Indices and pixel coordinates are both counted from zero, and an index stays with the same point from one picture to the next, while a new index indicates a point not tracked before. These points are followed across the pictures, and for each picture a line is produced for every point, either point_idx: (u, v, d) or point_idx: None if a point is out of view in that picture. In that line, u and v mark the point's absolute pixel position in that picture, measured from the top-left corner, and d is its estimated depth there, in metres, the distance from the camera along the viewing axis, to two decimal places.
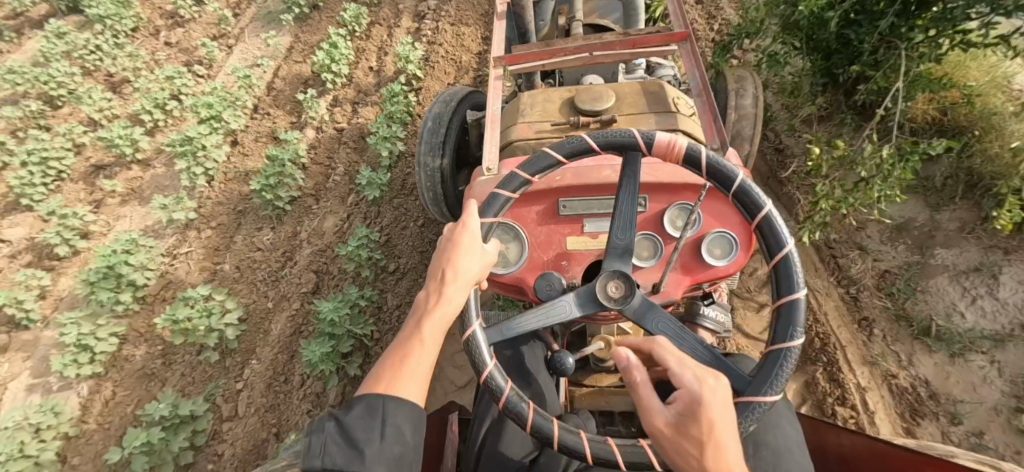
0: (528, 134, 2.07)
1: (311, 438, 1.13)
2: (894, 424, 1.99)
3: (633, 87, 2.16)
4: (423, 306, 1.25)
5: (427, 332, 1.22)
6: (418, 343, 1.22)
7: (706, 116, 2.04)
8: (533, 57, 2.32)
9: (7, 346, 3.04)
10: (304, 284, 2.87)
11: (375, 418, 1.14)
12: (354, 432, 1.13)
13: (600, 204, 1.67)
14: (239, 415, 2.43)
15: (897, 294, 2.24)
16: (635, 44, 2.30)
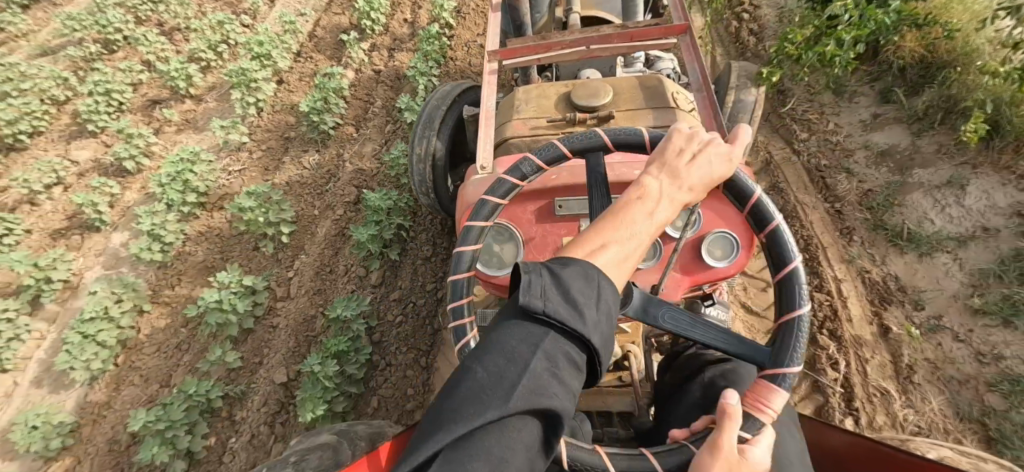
0: (523, 131, 2.04)
1: (528, 274, 0.86)
2: (865, 309, 2.25)
3: (630, 81, 2.12)
4: (654, 184, 0.99)
5: (648, 215, 0.96)
6: (634, 218, 0.94)
7: (707, 111, 2.01)
8: (527, 50, 2.34)
9: (82, 244, 3.43)
10: (346, 195, 3.21)
11: (593, 284, 0.86)
12: (574, 284, 0.85)
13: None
14: (291, 296, 2.78)
15: (877, 208, 2.52)
16: (633, 37, 2.33)
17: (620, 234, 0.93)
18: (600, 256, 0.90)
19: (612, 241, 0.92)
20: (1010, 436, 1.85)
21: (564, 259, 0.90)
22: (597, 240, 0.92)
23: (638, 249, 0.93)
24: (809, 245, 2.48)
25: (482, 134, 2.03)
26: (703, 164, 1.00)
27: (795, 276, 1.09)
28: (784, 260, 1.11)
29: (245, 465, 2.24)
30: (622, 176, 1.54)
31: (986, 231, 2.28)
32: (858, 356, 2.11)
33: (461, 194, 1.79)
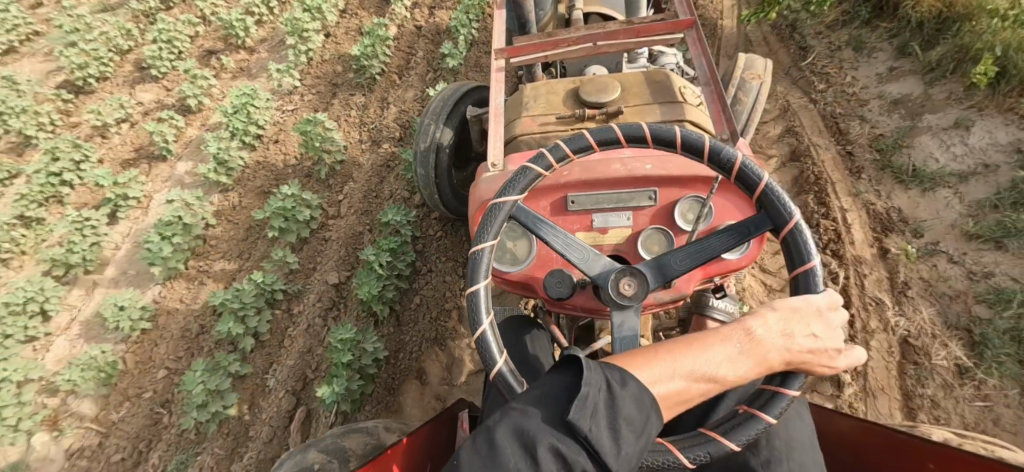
0: (533, 128, 2.03)
1: (587, 390, 0.92)
2: (867, 235, 2.45)
3: (636, 77, 2.11)
4: (744, 333, 1.07)
5: (720, 356, 1.04)
6: (710, 351, 1.05)
7: (714, 104, 2.03)
8: (534, 48, 2.34)
9: (151, 170, 3.76)
10: (392, 133, 3.50)
11: (640, 412, 0.95)
12: (623, 411, 0.93)
13: (609, 197, 1.55)
14: (342, 215, 3.09)
15: (886, 150, 2.70)
16: (640, 33, 2.32)
17: (695, 366, 1.03)
18: (661, 379, 1.01)
19: (677, 369, 1.02)
20: (992, 339, 2.04)
21: (630, 374, 1.00)
22: (671, 362, 1.03)
23: (698, 386, 1.02)
24: (820, 179, 2.67)
25: (492, 132, 2.02)
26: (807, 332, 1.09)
27: (781, 397, 1.06)
28: (786, 383, 1.08)
29: (303, 349, 2.54)
30: (633, 172, 1.53)
31: (987, 168, 2.46)
32: (857, 273, 2.32)
33: (472, 192, 1.77)
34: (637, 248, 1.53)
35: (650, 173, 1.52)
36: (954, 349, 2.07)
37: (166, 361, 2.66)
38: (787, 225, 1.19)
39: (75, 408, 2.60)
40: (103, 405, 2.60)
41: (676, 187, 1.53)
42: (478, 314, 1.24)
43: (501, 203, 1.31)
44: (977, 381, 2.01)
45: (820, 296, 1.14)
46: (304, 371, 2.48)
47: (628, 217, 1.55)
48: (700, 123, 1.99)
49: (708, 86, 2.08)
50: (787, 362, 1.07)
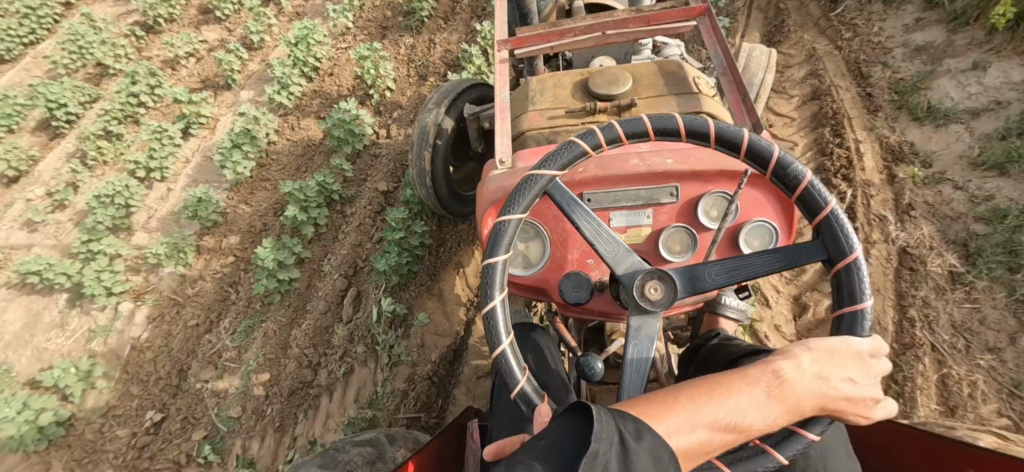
0: (541, 123, 1.93)
1: (597, 446, 0.83)
2: (879, 163, 2.63)
3: (647, 67, 2.02)
4: (774, 375, 0.96)
5: (748, 405, 0.94)
6: (735, 398, 0.94)
7: (733, 95, 1.94)
8: (540, 39, 2.23)
9: (218, 96, 4.10)
10: (440, 70, 3.78)
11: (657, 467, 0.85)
12: (639, 469, 0.84)
13: (628, 194, 1.44)
14: (392, 136, 3.39)
15: (904, 91, 2.85)
16: (650, 21, 2.22)
17: (717, 415, 0.93)
18: (681, 426, 0.92)
19: (699, 418, 0.93)
20: (986, 250, 2.22)
21: (648, 426, 0.90)
22: (692, 413, 0.93)
23: (722, 437, 0.92)
24: (837, 113, 2.85)
25: (499, 128, 1.89)
26: (846, 377, 0.98)
27: (799, 438, 0.98)
28: (807, 424, 0.99)
29: (355, 242, 2.83)
30: (654, 167, 1.42)
31: (999, 105, 2.61)
32: (865, 194, 2.52)
33: (479, 187, 1.58)
34: (658, 246, 1.43)
35: (670, 168, 1.41)
36: (950, 258, 2.25)
37: (237, 250, 3.01)
38: (846, 259, 1.10)
39: (158, 283, 2.96)
40: (182, 282, 2.94)
41: (698, 182, 1.43)
42: (491, 290, 1.22)
43: (538, 175, 1.24)
44: (969, 286, 2.20)
45: (863, 341, 1.02)
46: (356, 259, 2.77)
47: (649, 216, 1.44)
48: (715, 114, 1.92)
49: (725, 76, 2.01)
50: (820, 408, 0.96)
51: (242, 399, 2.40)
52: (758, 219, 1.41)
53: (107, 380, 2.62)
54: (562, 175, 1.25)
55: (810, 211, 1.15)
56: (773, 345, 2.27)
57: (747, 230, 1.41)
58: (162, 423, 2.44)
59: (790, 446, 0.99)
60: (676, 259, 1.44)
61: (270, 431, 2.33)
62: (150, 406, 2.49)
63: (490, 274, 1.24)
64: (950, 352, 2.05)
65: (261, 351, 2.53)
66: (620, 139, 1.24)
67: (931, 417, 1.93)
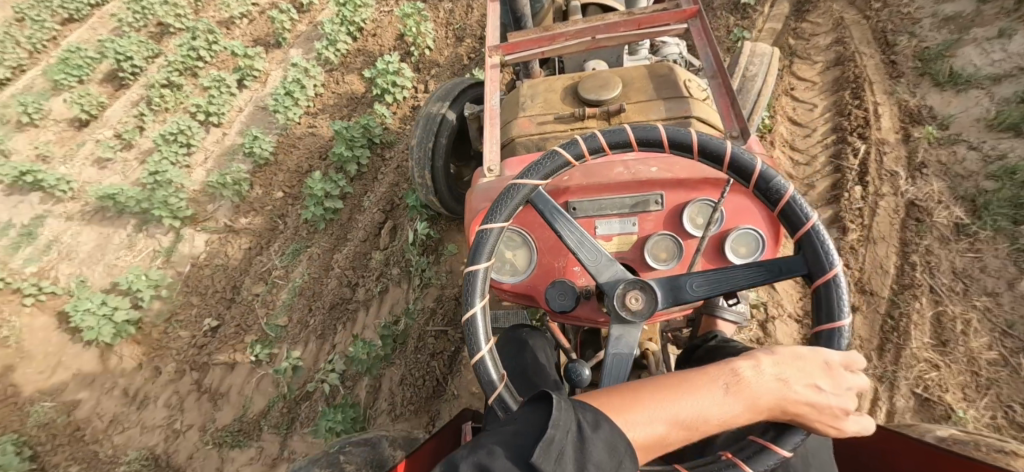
0: (531, 130, 1.89)
1: (552, 432, 0.88)
2: (896, 124, 2.72)
3: (638, 71, 1.99)
4: (734, 377, 1.00)
5: (706, 404, 0.98)
6: (693, 396, 0.99)
7: (723, 99, 1.89)
8: (530, 45, 2.16)
9: (269, 52, 4.37)
10: (478, 31, 3.94)
11: (610, 458, 0.90)
12: (593, 457, 0.89)
13: (612, 201, 1.44)
14: (429, 92, 3.62)
15: (928, 59, 2.90)
16: (641, 24, 2.16)
17: (674, 411, 0.98)
18: (639, 419, 0.97)
19: (658, 413, 0.98)
20: (993, 204, 2.31)
21: (607, 417, 0.96)
22: (655, 412, 0.98)
23: (678, 431, 0.97)
24: (858, 78, 2.94)
25: (488, 135, 1.86)
26: (812, 387, 0.99)
27: (769, 454, 1.01)
28: (778, 439, 1.02)
29: (392, 183, 3.05)
30: (638, 174, 1.44)
31: (1022, 70, 2.66)
32: (878, 151, 2.62)
33: (471, 195, 1.65)
34: (643, 254, 1.41)
35: (655, 175, 1.43)
36: (956, 210, 2.35)
37: (286, 186, 3.28)
38: (825, 275, 1.10)
39: (217, 213, 3.26)
40: (237, 214, 3.23)
41: (682, 190, 1.42)
42: (471, 296, 1.21)
43: (520, 184, 1.24)
44: (973, 237, 2.30)
45: (833, 352, 1.04)
46: (392, 196, 2.98)
47: (634, 224, 1.43)
48: (707, 120, 1.87)
49: (714, 80, 1.93)
50: (780, 410, 0.99)
51: (290, 310, 2.67)
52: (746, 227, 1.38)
53: (170, 292, 2.92)
54: (546, 185, 1.26)
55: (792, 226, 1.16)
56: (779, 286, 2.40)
57: (734, 237, 1.37)
58: (218, 329, 2.72)
59: (762, 458, 1.01)
60: (663, 266, 1.41)
61: (313, 339, 2.56)
62: (208, 314, 2.78)
63: (471, 284, 1.22)
64: (947, 294, 2.15)
65: (307, 271, 2.80)
66: (604, 150, 1.25)
67: (923, 349, 2.04)
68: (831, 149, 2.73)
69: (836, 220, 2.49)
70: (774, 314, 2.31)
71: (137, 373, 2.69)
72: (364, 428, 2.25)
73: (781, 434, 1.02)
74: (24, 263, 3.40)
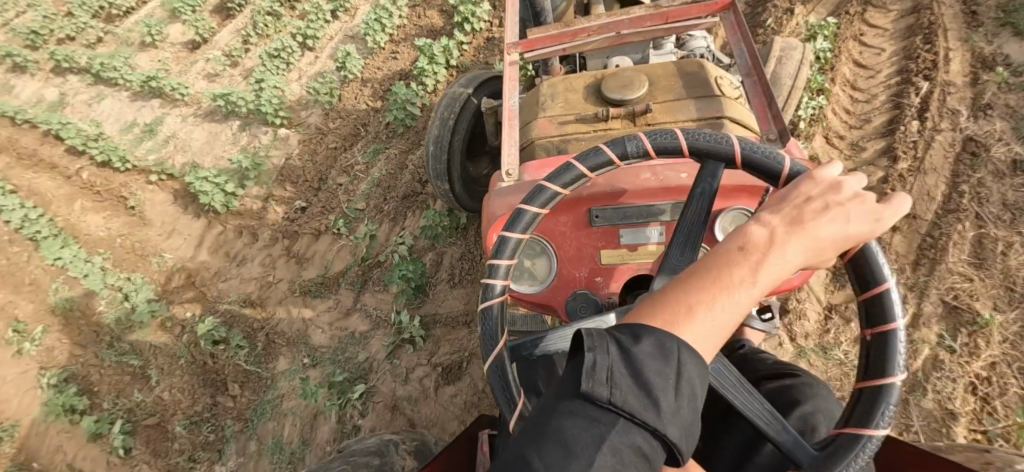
0: (550, 132, 1.84)
1: (590, 357, 0.74)
2: (965, 69, 2.71)
3: (665, 68, 1.90)
4: (750, 237, 0.82)
5: (736, 273, 0.79)
6: (720, 273, 0.80)
7: (756, 99, 1.74)
8: (551, 41, 2.13)
9: None
10: None
11: (667, 362, 0.74)
12: (646, 368, 0.73)
13: (635, 211, 1.38)
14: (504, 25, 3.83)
15: (1013, 8, 2.80)
16: (669, 18, 2.07)
17: (707, 296, 0.79)
18: (680, 322, 0.78)
19: (694, 303, 0.79)
20: None
21: (641, 326, 0.78)
22: (708, 317, 0.78)
23: (728, 310, 0.79)
24: (933, 25, 2.91)
25: (506, 136, 1.79)
26: (832, 216, 0.82)
27: (892, 335, 0.86)
28: (883, 316, 0.88)
29: None
30: (667, 182, 1.35)
31: None
32: (942, 92, 2.64)
33: (485, 202, 1.51)
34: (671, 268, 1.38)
35: (685, 183, 1.34)
36: (1015, 148, 2.35)
37: (370, 100, 3.65)
38: None
39: (308, 119, 3.73)
40: (326, 122, 3.66)
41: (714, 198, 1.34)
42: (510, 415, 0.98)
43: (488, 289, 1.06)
44: None
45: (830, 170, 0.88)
46: None
47: (658, 233, 1.40)
48: (738, 120, 1.77)
49: (749, 77, 1.78)
50: (818, 244, 0.82)
51: (367, 198, 3.03)
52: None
53: (265, 179, 3.36)
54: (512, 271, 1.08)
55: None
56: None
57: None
58: (305, 210, 3.13)
59: (891, 359, 0.86)
60: None
61: (386, 221, 2.91)
62: (301, 198, 3.20)
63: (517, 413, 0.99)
64: (993, 221, 2.19)
65: (385, 168, 3.14)
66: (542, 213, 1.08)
67: (959, 264, 2.11)
68: (893, 89, 2.77)
69: (888, 151, 2.54)
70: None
71: (236, 239, 3.14)
72: (426, 288, 2.54)
73: (878, 312, 0.88)
74: (146, 153, 4.00)
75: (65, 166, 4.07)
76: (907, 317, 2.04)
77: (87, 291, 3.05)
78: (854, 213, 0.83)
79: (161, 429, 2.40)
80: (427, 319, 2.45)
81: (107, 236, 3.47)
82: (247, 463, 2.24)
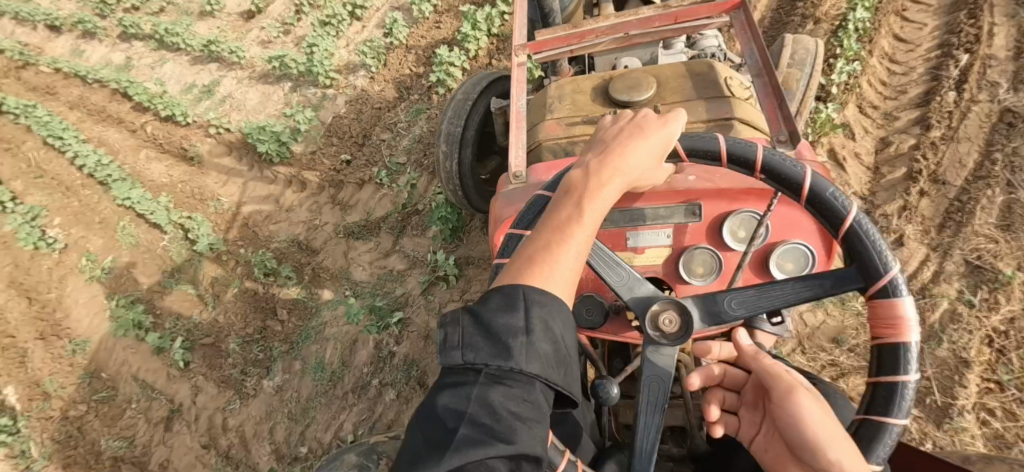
0: (559, 134, 1.73)
1: (443, 334, 0.79)
2: (1010, 42, 2.62)
3: (674, 69, 1.78)
4: (568, 186, 0.91)
5: (564, 215, 0.86)
6: (549, 222, 0.87)
7: (769, 98, 1.61)
8: (559, 43, 1.98)
9: None
10: None
11: (514, 305, 0.76)
12: (492, 317, 0.76)
13: (645, 211, 1.20)
14: None
15: None
16: (677, 18, 1.91)
17: (545, 238, 0.84)
18: (526, 270, 0.81)
19: (534, 250, 0.83)
20: None
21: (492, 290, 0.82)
22: (550, 254, 0.82)
23: (569, 244, 0.83)
24: None
25: (515, 140, 1.66)
26: (632, 146, 0.94)
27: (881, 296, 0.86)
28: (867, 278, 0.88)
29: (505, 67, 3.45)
30: (672, 183, 1.21)
31: None
32: (983, 64, 2.59)
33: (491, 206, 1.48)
34: (677, 274, 1.19)
35: (694, 184, 1.20)
36: None
37: (414, 66, 3.81)
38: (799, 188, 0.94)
39: (355, 81, 3.92)
40: (372, 85, 3.84)
41: (722, 200, 1.18)
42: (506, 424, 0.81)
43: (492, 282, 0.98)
44: None
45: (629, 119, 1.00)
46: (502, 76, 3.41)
47: (667, 236, 1.20)
48: (750, 120, 1.64)
49: (760, 76, 1.66)
50: (624, 171, 0.91)
51: (408, 153, 3.19)
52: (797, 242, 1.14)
53: (314, 136, 3.58)
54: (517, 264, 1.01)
55: (815, 205, 0.93)
56: (849, 168, 2.48)
57: (782, 252, 1.14)
58: (349, 163, 3.31)
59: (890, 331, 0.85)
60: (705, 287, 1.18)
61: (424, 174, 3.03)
62: (345, 152, 3.37)
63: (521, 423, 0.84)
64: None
65: (426, 126, 3.29)
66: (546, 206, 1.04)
67: (984, 227, 2.13)
68: (931, 64, 2.75)
69: (922, 121, 2.54)
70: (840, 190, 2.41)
71: (285, 188, 3.35)
72: (460, 232, 2.66)
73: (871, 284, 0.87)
74: (205, 110, 4.27)
75: (132, 121, 4.39)
76: (927, 274, 2.09)
77: (155, 226, 3.38)
78: (649, 143, 0.95)
79: (217, 346, 2.62)
80: (460, 260, 2.58)
81: (169, 182, 3.74)
82: (292, 378, 2.43)
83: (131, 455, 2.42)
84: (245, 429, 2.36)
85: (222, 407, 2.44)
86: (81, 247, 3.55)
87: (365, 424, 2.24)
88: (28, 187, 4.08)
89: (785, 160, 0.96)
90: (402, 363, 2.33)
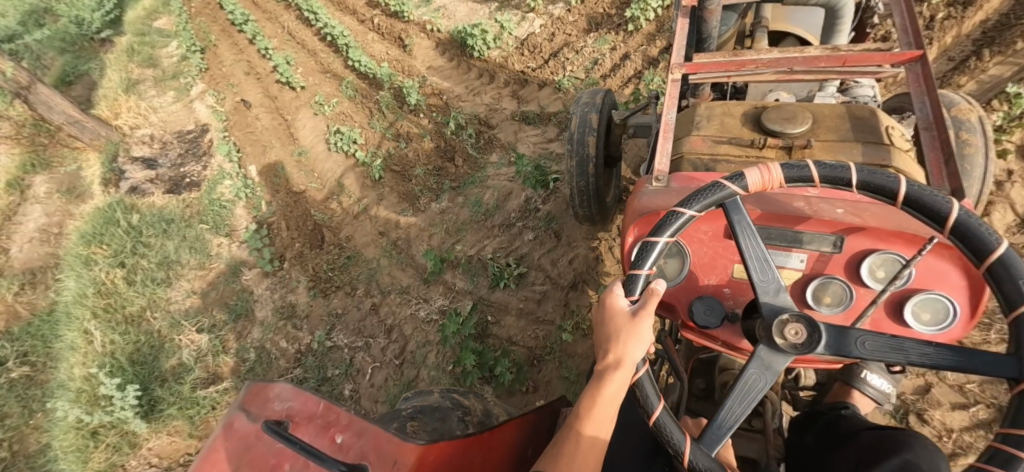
0: (702, 149, 1.61)
1: None
2: None
3: (832, 107, 1.60)
4: (576, 420, 1.01)
5: (591, 417, 0.99)
6: (599, 405, 0.99)
7: (934, 153, 1.42)
8: (717, 67, 1.73)
9: None
10: None
11: None
12: None
13: (800, 235, 1.17)
14: None
15: None
16: (846, 62, 1.62)
17: (588, 429, 1.00)
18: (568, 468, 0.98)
19: (586, 433, 1.00)
20: None
21: None
22: (585, 446, 1.00)
23: (584, 431, 1.00)
24: None
25: (660, 147, 1.54)
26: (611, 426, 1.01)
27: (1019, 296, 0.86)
28: (999, 279, 0.88)
29: None
30: (820, 213, 1.16)
31: None
32: None
33: (628, 204, 1.37)
34: (805, 295, 1.16)
35: (840, 218, 1.14)
36: None
37: (610, 4, 3.74)
38: (922, 209, 0.94)
39: (553, 10, 3.96)
40: (567, 16, 3.88)
41: (869, 238, 1.12)
42: (650, 403, 0.97)
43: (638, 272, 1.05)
44: None
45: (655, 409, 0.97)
46: None
47: (800, 260, 1.17)
48: (910, 175, 1.45)
49: (928, 130, 1.47)
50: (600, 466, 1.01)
51: (587, 72, 3.59)
52: (936, 291, 1.07)
53: (507, 47, 4.00)
54: (671, 242, 1.06)
55: (725, 208, 1.06)
56: None
57: (920, 300, 1.07)
58: (532, 72, 3.82)
59: None
60: (820, 308, 1.16)
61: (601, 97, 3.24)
62: (529, 64, 3.86)
63: (665, 427, 0.96)
64: None
65: (609, 54, 3.58)
66: (694, 214, 1.05)
67: None
68: None
69: None
70: (1015, 179, 2.18)
71: (477, 80, 3.98)
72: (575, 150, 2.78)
73: (1000, 282, 0.88)
74: (425, 12, 4.41)
75: (363, 13, 4.65)
76: None
77: (371, 84, 4.18)
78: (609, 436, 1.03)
79: (407, 171, 3.30)
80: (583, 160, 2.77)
81: (387, 60, 4.30)
82: (454, 207, 3.00)
83: (328, 224, 3.22)
84: (412, 230, 2.99)
85: (397, 214, 3.12)
86: (315, 90, 4.36)
87: (503, 250, 2.70)
88: (282, 45, 4.71)
89: (823, 167, 1.00)
90: (544, 217, 2.71)
